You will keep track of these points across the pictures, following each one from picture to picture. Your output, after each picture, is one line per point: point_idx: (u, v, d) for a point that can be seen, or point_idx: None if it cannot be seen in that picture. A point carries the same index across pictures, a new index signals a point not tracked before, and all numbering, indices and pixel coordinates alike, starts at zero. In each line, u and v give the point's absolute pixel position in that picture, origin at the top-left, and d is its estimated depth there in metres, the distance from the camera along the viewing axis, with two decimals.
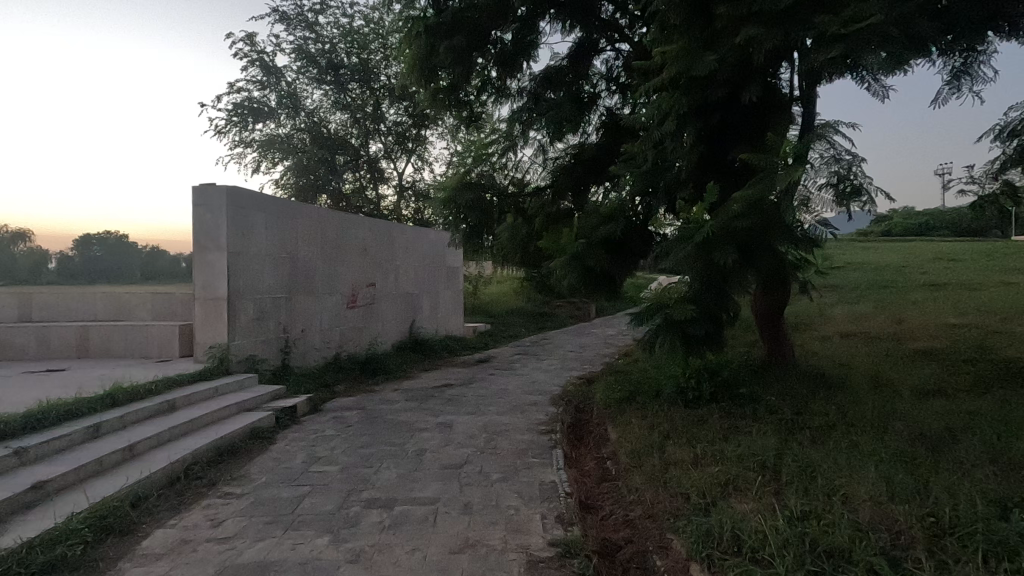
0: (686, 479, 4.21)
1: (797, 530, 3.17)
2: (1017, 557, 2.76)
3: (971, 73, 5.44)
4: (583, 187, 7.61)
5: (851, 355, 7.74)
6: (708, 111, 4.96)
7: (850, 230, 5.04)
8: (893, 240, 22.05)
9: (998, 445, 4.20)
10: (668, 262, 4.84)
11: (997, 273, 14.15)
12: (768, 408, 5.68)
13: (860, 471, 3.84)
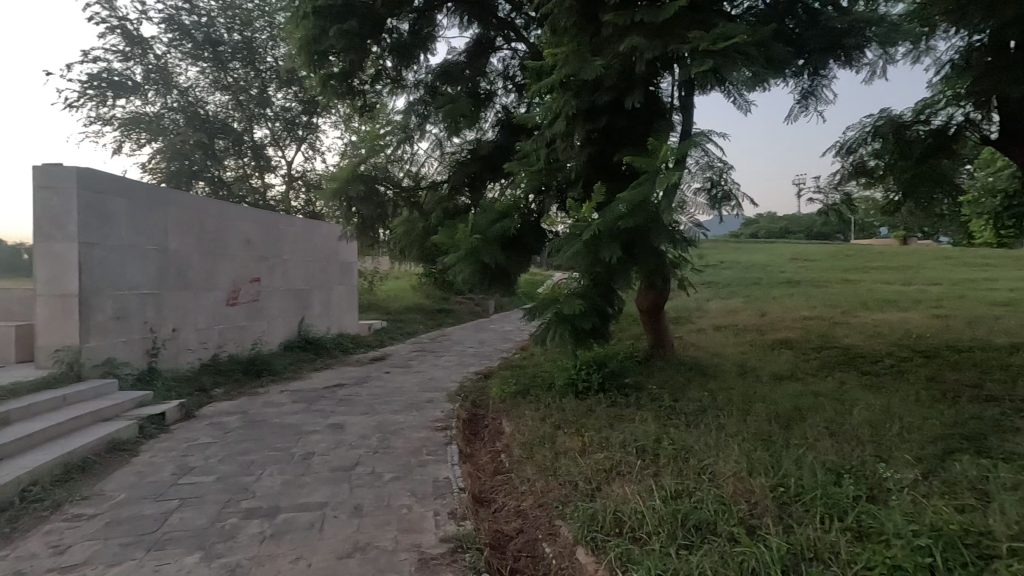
0: (574, 467, 4.39)
1: (671, 507, 3.42)
2: (845, 516, 3.20)
3: (816, 95, 6.13)
4: (479, 182, 7.62)
5: (723, 345, 8.51)
6: (596, 113, 5.14)
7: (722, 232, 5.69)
8: (759, 241, 24.57)
9: (835, 421, 4.83)
10: (559, 259, 5.00)
11: (840, 272, 16.24)
12: (650, 396, 6.08)
13: (725, 451, 4.22)
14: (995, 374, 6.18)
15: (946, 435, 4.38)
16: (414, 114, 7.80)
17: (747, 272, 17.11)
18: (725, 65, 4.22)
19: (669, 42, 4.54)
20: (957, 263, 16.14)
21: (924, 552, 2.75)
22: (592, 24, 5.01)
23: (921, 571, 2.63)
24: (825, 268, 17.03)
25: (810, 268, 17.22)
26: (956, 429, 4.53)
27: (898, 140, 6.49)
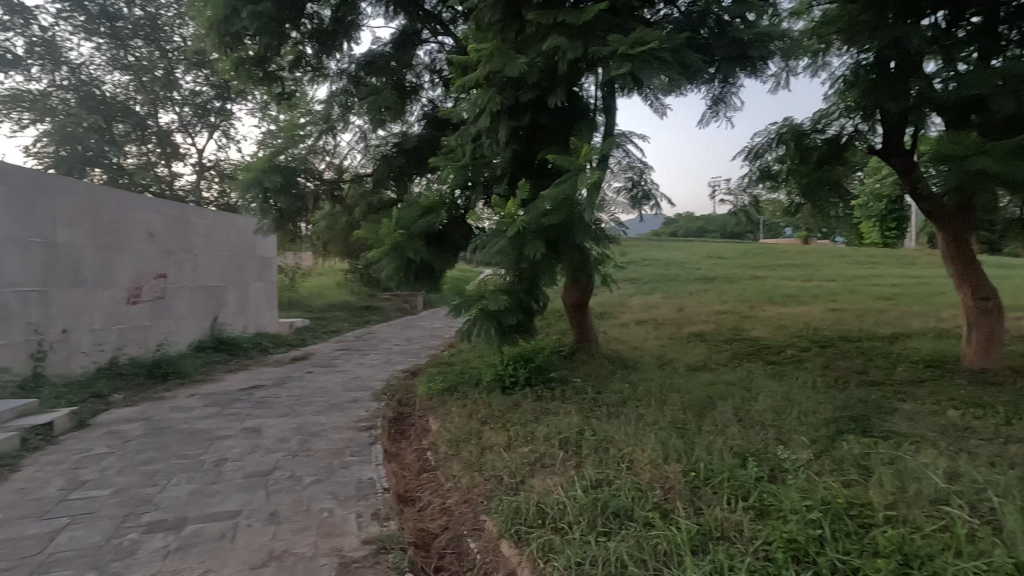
0: (500, 462, 4.42)
1: (591, 495, 3.54)
2: (748, 496, 3.43)
3: (726, 102, 6.52)
4: (405, 177, 7.50)
5: (643, 339, 8.87)
6: (520, 110, 5.19)
7: (644, 231, 5.92)
8: (678, 238, 25.84)
9: (742, 408, 5.17)
10: (485, 255, 5.01)
11: (750, 269, 17.40)
12: (574, 389, 6.24)
13: (643, 439, 4.41)
14: (878, 362, 6.86)
15: (836, 418, 4.81)
16: (336, 105, 7.68)
17: (667, 268, 17.94)
18: (643, 68, 4.37)
19: (590, 44, 4.66)
20: (849, 261, 17.74)
21: (814, 524, 3.00)
22: (516, 22, 5.05)
23: (812, 542, 2.87)
24: (737, 265, 18.18)
25: (723, 265, 18.33)
26: (845, 411, 4.99)
27: (798, 148, 7.03)
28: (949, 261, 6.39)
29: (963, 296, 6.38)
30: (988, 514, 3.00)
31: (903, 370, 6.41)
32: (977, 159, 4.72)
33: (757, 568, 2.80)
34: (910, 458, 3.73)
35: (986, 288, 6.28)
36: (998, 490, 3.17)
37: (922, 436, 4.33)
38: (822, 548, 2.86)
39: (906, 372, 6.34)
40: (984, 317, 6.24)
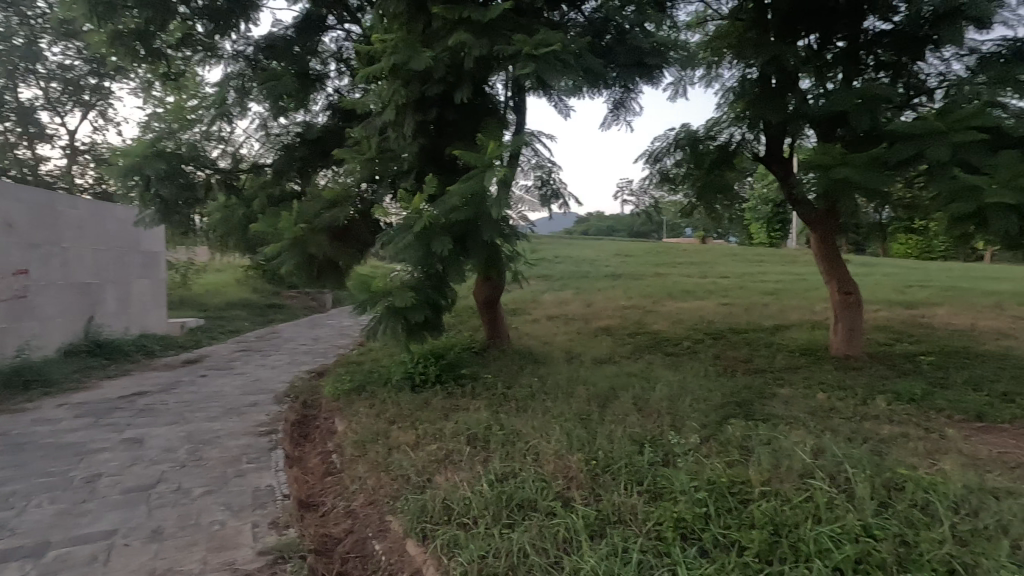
0: (407, 460, 4.36)
1: (497, 489, 3.60)
2: (644, 479, 3.63)
3: (625, 107, 6.85)
4: (308, 169, 7.15)
5: (553, 334, 9.11)
6: (426, 104, 5.15)
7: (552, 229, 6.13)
8: (589, 237, 26.75)
9: (642, 398, 5.45)
10: (391, 250, 4.91)
11: (654, 266, 18.38)
12: (485, 385, 6.28)
13: (549, 431, 4.53)
14: (762, 351, 7.52)
15: (725, 404, 5.20)
16: (231, 88, 6.98)
17: (578, 265, 18.53)
18: (545, 69, 4.41)
19: (496, 42, 4.68)
20: (741, 259, 19.25)
21: (700, 503, 3.24)
22: (422, 15, 4.97)
23: (697, 519, 3.10)
24: (642, 263, 19.14)
25: (630, 262, 19.24)
26: (732, 397, 5.42)
27: (693, 152, 7.49)
28: (819, 259, 7.10)
29: (831, 290, 7.12)
30: (844, 484, 3.39)
31: (782, 358, 7.07)
32: (840, 168, 5.28)
33: (648, 548, 2.98)
34: (784, 437, 4.11)
35: (849, 283, 7.06)
36: (853, 462, 3.58)
37: (793, 417, 4.81)
38: (706, 524, 3.09)
39: (784, 360, 6.99)
40: (847, 309, 7.01)
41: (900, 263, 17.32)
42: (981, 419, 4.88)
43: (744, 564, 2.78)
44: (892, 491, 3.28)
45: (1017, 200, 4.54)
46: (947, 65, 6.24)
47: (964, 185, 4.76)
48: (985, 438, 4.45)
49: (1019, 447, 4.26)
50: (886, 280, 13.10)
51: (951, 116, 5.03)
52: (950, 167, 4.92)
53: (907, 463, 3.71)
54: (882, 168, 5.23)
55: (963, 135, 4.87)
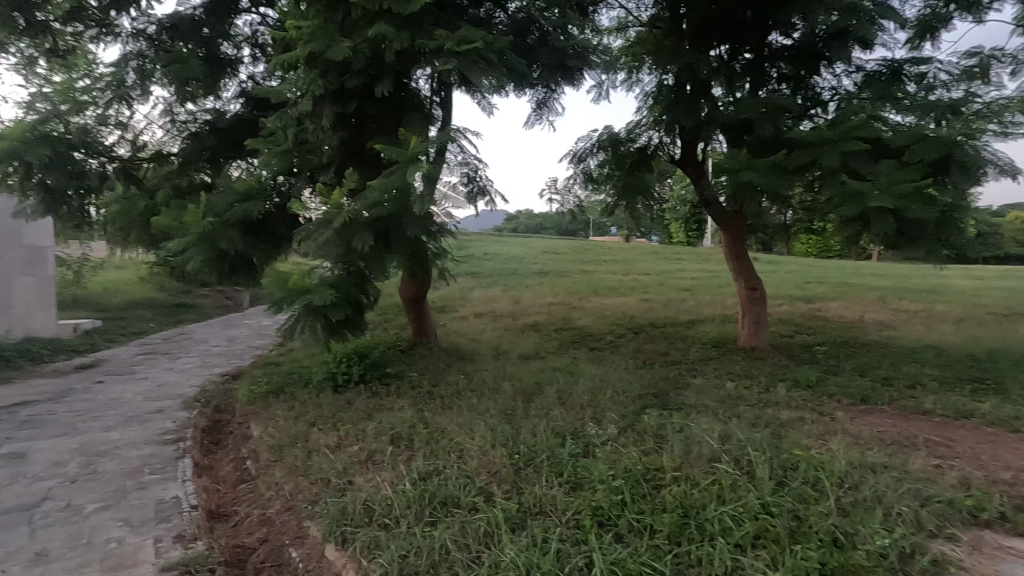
0: (326, 463, 4.23)
1: (420, 488, 3.57)
2: (564, 470, 3.73)
3: (547, 107, 6.99)
4: (219, 159, 6.67)
5: (481, 331, 9.13)
6: (346, 97, 5.01)
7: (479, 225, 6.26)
8: (518, 235, 27.01)
9: (565, 392, 5.58)
10: (310, 246, 4.74)
11: (580, 263, 18.86)
12: (411, 383, 6.19)
13: (474, 428, 4.53)
14: (678, 344, 7.91)
15: (643, 396, 5.43)
16: (131, 68, 6.39)
17: (507, 262, 18.68)
18: (467, 67, 4.40)
19: (417, 36, 4.61)
20: (661, 257, 20.18)
21: (617, 491, 3.38)
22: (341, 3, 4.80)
23: (613, 507, 3.23)
24: (569, 260, 19.59)
25: (557, 260, 19.65)
26: (649, 389, 5.68)
27: (614, 154, 7.77)
28: (729, 257, 7.58)
29: (739, 286, 7.61)
30: (748, 466, 3.64)
31: (696, 351, 7.49)
32: (746, 173, 5.65)
33: (567, 537, 3.07)
34: (695, 425, 4.36)
35: (755, 279, 7.57)
36: (755, 446, 3.85)
37: (704, 406, 5.11)
38: (622, 511, 3.22)
39: (698, 352, 7.41)
40: (752, 304, 7.53)
41: (801, 261, 18.82)
42: (865, 401, 5.40)
43: (655, 546, 2.93)
44: (788, 470, 3.57)
45: (894, 205, 5.06)
46: (838, 80, 6.81)
47: (850, 190, 5.24)
48: (868, 419, 4.93)
49: (895, 426, 4.76)
50: (788, 277, 14.18)
51: (840, 127, 5.52)
52: (839, 173, 5.40)
53: (802, 445, 4.05)
54: (782, 172, 5.66)
55: (850, 145, 5.35)
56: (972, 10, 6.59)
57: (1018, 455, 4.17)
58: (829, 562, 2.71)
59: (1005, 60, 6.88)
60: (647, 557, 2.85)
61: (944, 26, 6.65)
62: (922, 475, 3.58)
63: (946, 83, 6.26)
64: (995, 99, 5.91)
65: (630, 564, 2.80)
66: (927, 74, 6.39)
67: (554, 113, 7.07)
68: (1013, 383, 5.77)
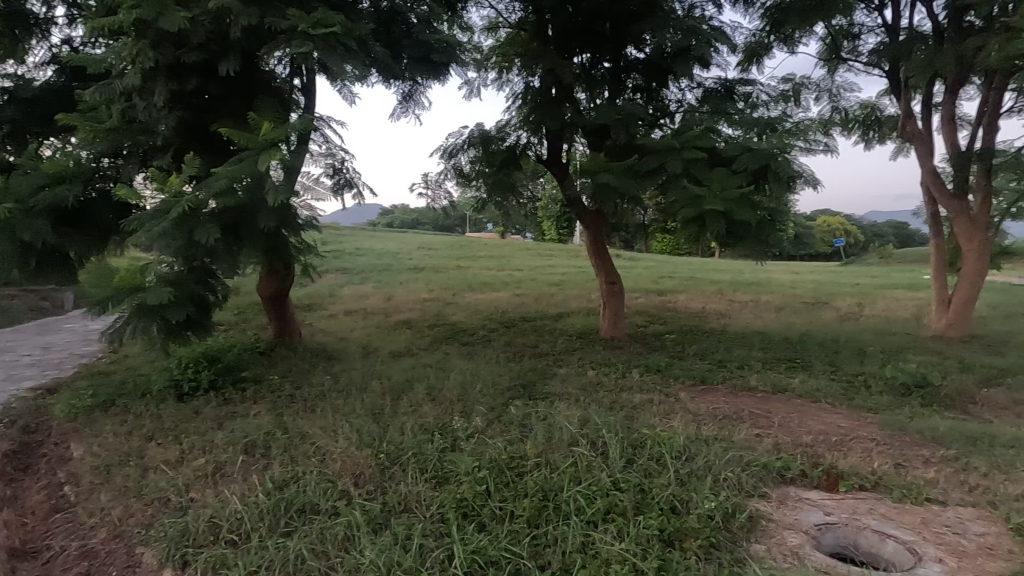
0: (166, 480, 3.80)
1: (275, 497, 3.36)
2: (429, 466, 3.72)
3: (414, 100, 6.89)
4: (22, 134, 5.66)
5: (351, 329, 8.77)
6: (184, 73, 4.54)
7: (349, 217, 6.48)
8: (393, 230, 26.35)
9: (436, 388, 5.56)
10: (141, 238, 4.20)
11: (456, 259, 18.90)
12: (269, 387, 5.77)
13: (339, 430, 4.34)
14: (547, 337, 8.27)
15: (511, 387, 5.60)
16: None
17: (381, 258, 18.15)
18: (326, 53, 4.19)
19: (267, 13, 4.26)
20: (534, 253, 20.93)
21: (481, 482, 3.46)
22: None
23: (477, 497, 3.30)
24: (444, 256, 19.53)
25: (432, 256, 19.52)
26: (517, 380, 5.87)
27: (485, 152, 7.86)
28: (591, 253, 8.05)
29: (600, 280, 8.13)
30: (602, 447, 3.91)
31: (562, 342, 7.89)
32: (604, 175, 6.08)
33: (430, 532, 3.08)
34: (557, 412, 4.59)
35: (614, 274, 8.15)
36: (609, 428, 4.14)
37: (567, 394, 5.39)
38: (485, 500, 3.30)
39: (564, 343, 7.81)
40: (611, 297, 8.11)
41: (656, 258, 20.61)
42: (704, 382, 6.07)
43: (515, 531, 3.06)
44: (637, 449, 3.90)
45: (725, 208, 5.73)
46: (682, 93, 7.48)
47: (690, 194, 5.84)
48: (705, 398, 5.55)
49: (726, 402, 5.42)
50: (645, 272, 15.48)
51: (683, 136, 6.11)
52: (681, 178, 5.99)
53: (650, 425, 4.44)
54: (635, 176, 6.14)
55: (691, 153, 5.95)
56: (787, 42, 7.67)
57: (817, 421, 4.95)
58: (666, 528, 3.02)
59: (811, 88, 8.10)
60: (507, 542, 2.96)
61: (766, 53, 7.65)
62: (744, 444, 4.12)
63: (767, 102, 7.24)
64: (801, 120, 6.99)
65: (490, 551, 2.88)
66: (751, 94, 7.33)
67: (423, 107, 7.00)
68: (815, 361, 6.85)
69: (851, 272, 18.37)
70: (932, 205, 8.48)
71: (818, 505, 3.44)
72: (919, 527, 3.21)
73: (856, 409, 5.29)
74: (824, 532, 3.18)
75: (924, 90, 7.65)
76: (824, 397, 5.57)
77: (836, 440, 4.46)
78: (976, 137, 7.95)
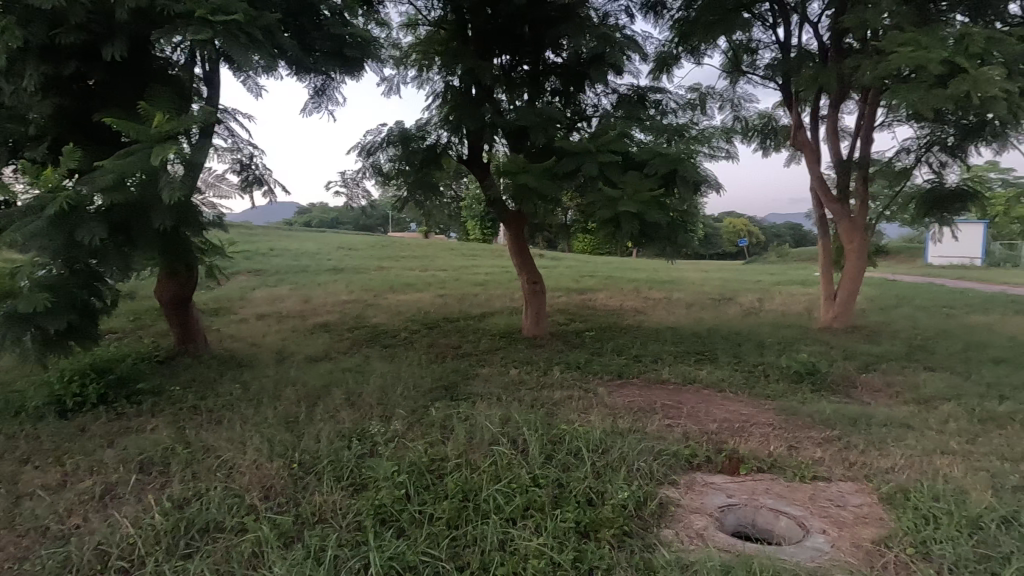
0: (43, 507, 3.42)
1: (173, 517, 3.13)
2: (345, 474, 3.60)
3: (327, 95, 6.65)
4: None
5: (263, 334, 8.32)
6: (61, 55, 4.15)
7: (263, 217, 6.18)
8: (310, 230, 25.25)
9: (355, 393, 5.39)
10: (11, 237, 3.76)
11: (378, 260, 18.45)
12: (169, 399, 5.33)
13: (248, 441, 4.10)
14: (470, 337, 8.26)
15: (432, 389, 5.54)
16: None
17: (297, 259, 17.35)
18: (226, 43, 3.93)
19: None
20: (458, 254, 20.83)
21: (401, 486, 3.40)
22: None
23: (396, 502, 3.24)
24: (365, 257, 18.99)
25: (353, 256, 18.93)
26: (439, 382, 5.82)
27: (404, 150, 7.77)
28: (513, 253, 8.13)
29: (522, 281, 8.24)
30: (522, 445, 3.96)
31: (485, 342, 7.91)
32: (523, 176, 6.17)
33: (346, 541, 2.99)
34: (478, 412, 4.59)
35: (535, 273, 8.28)
36: (529, 426, 4.20)
37: (488, 394, 5.41)
38: (404, 505, 3.25)
39: (487, 343, 7.84)
40: (533, 296, 8.23)
41: (578, 258, 21.17)
42: (621, 376, 6.32)
43: (433, 533, 3.03)
44: (556, 444, 3.99)
45: (638, 210, 5.97)
46: (598, 98, 7.72)
47: (606, 196, 6.04)
48: (622, 392, 5.78)
49: (641, 395, 5.67)
50: (567, 272, 15.87)
51: (598, 140, 6.32)
52: (597, 180, 6.19)
53: (568, 420, 4.56)
54: (553, 177, 6.28)
55: (606, 156, 6.16)
56: (693, 54, 8.13)
57: (722, 409, 5.29)
58: (582, 520, 3.13)
59: (715, 97, 8.64)
60: (425, 546, 2.93)
61: (675, 63, 8.07)
62: (656, 434, 4.32)
63: (676, 110, 7.65)
64: (706, 127, 7.44)
65: (408, 556, 2.84)
66: (662, 102, 7.70)
67: (338, 103, 6.78)
68: (721, 353, 7.32)
69: (753, 269, 19.85)
70: (819, 209, 9.33)
71: (721, 488, 3.68)
72: (807, 502, 3.52)
73: (756, 397, 5.71)
74: (726, 514, 3.40)
75: (812, 103, 8.39)
76: (727, 387, 5.97)
77: (737, 426, 4.79)
78: (855, 148, 8.82)
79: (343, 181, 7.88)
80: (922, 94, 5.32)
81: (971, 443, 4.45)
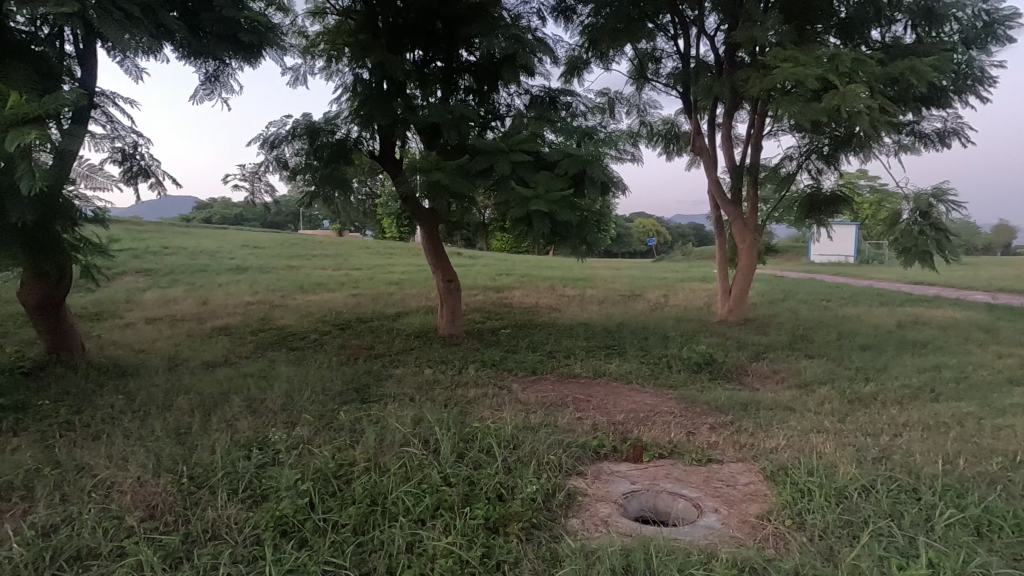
0: None
1: (36, 547, 2.80)
2: (242, 486, 3.39)
3: (221, 81, 6.22)
4: None
5: (152, 339, 7.63)
6: None
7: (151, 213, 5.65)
8: (209, 228, 23.46)
9: (256, 399, 5.08)
10: None
11: (286, 259, 17.48)
12: (36, 415, 4.75)
13: (130, 457, 3.74)
14: (384, 337, 8.07)
15: (342, 392, 5.34)
16: None
17: (194, 258, 16.08)
18: (99, 18, 3.55)
19: None
20: (374, 252, 20.23)
21: (304, 494, 3.26)
22: None
23: (298, 512, 3.10)
24: (272, 256, 17.94)
25: (258, 255, 17.84)
26: (350, 384, 5.62)
27: (312, 144, 7.46)
28: (428, 252, 8.03)
29: (437, 279, 8.15)
30: (434, 444, 3.93)
31: (399, 342, 7.75)
32: (436, 173, 6.11)
33: (241, 557, 2.82)
34: (389, 414, 4.48)
35: (450, 272, 8.21)
36: (442, 425, 4.16)
37: (401, 394, 5.31)
38: (307, 514, 3.11)
39: (401, 343, 7.69)
40: (449, 295, 8.17)
41: (496, 257, 21.31)
42: (534, 372, 6.44)
43: (338, 541, 2.92)
44: (468, 442, 3.99)
45: (549, 209, 6.09)
46: (511, 98, 7.80)
47: (518, 195, 6.12)
48: (535, 388, 5.88)
49: (554, 390, 5.80)
50: (485, 270, 15.91)
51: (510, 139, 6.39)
52: (509, 179, 6.25)
53: (481, 418, 4.57)
54: (465, 175, 6.26)
55: (518, 156, 6.24)
56: (602, 59, 8.44)
57: (628, 400, 5.55)
58: (492, 516, 3.15)
59: (622, 102, 9.02)
60: (328, 555, 2.81)
61: (585, 67, 8.33)
62: (566, 427, 4.45)
63: (585, 112, 7.89)
64: (613, 130, 7.74)
65: (309, 566, 2.72)
66: (572, 104, 7.91)
67: (235, 90, 6.36)
68: (629, 347, 7.65)
69: (660, 267, 20.97)
70: (716, 211, 10.00)
71: (625, 475, 3.86)
72: (701, 484, 3.77)
73: (660, 387, 6.03)
74: (629, 500, 3.57)
75: (709, 111, 8.99)
76: (635, 379, 6.25)
77: (642, 416, 5.04)
78: (747, 154, 9.54)
79: (244, 175, 7.41)
80: (800, 106, 5.85)
81: (841, 422, 4.97)
